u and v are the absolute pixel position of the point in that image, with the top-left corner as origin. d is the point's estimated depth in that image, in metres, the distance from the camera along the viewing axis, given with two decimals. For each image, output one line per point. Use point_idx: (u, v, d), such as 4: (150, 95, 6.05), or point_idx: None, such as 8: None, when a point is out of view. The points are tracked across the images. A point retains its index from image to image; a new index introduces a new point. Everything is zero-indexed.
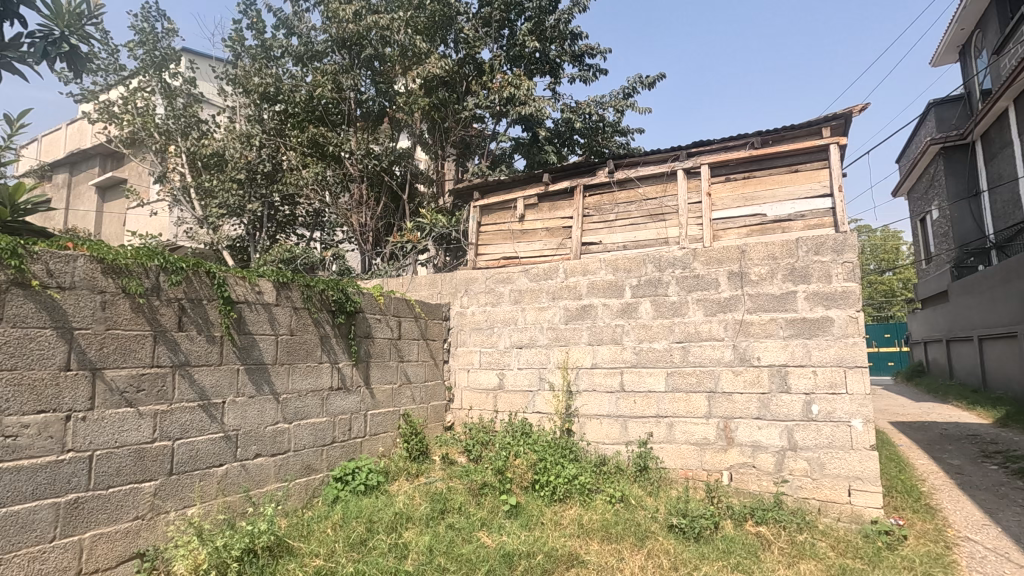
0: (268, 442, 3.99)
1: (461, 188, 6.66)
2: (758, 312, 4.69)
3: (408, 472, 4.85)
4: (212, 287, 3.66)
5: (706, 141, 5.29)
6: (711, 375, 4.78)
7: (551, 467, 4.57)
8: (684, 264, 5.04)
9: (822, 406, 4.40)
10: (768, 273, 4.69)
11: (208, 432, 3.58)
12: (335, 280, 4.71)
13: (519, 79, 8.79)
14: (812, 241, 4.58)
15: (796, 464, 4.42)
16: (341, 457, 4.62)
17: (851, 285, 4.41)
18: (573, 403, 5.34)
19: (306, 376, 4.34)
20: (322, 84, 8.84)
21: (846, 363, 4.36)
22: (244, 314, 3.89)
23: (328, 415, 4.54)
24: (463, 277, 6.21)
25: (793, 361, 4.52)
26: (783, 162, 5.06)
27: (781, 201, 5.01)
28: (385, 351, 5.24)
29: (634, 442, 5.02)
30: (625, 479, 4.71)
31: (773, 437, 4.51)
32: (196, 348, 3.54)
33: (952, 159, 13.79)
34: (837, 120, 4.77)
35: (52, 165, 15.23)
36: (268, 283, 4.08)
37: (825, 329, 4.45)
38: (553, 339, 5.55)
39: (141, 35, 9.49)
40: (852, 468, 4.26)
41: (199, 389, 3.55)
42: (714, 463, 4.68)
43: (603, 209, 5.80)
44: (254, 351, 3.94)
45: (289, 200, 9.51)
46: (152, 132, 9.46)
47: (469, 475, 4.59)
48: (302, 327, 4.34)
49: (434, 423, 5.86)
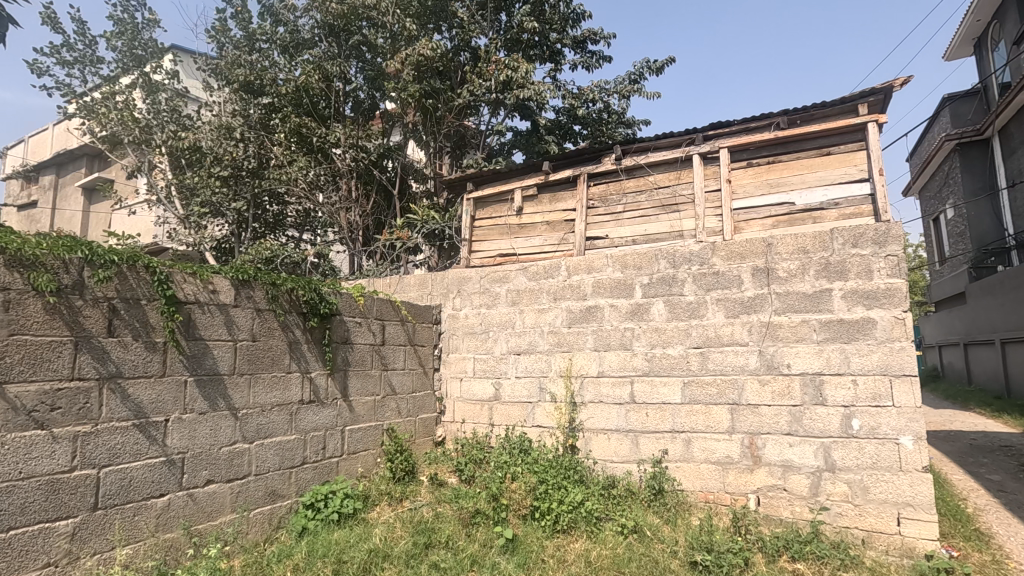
0: (223, 465, 3.41)
1: (453, 179, 6.10)
2: (788, 314, 4.13)
3: (391, 496, 4.25)
4: (153, 284, 3.10)
5: (725, 122, 4.73)
6: (734, 385, 4.22)
7: (554, 491, 3.98)
8: (701, 259, 4.49)
9: (864, 421, 3.83)
10: (799, 268, 4.13)
11: (145, 456, 3.01)
12: (307, 278, 4.15)
13: (517, 61, 8.18)
14: (849, 232, 4.03)
15: (834, 487, 3.85)
16: (313, 480, 4.05)
17: (895, 282, 3.84)
18: (577, 416, 4.78)
19: (270, 389, 3.78)
20: (308, 74, 8.33)
21: (892, 372, 3.79)
22: (193, 317, 3.32)
23: (297, 432, 3.96)
24: (454, 276, 5.65)
25: (829, 369, 3.95)
26: (812, 144, 4.49)
27: (811, 188, 4.43)
28: (366, 358, 4.68)
29: (647, 460, 4.44)
30: (637, 505, 4.12)
31: (807, 456, 3.94)
32: (131, 357, 2.98)
33: (969, 154, 13.19)
34: (877, 94, 4.20)
35: (40, 166, 14.73)
36: (225, 281, 3.53)
37: (865, 333, 3.88)
38: (554, 344, 4.98)
39: (119, 26, 8.97)
40: (901, 494, 3.68)
41: (135, 406, 2.99)
42: (739, 485, 4.11)
43: (610, 200, 5.23)
44: (206, 361, 3.38)
45: (275, 197, 9.01)
46: (130, 127, 8.87)
47: (460, 500, 4.02)
48: (267, 331, 3.79)
49: (423, 438, 5.29)
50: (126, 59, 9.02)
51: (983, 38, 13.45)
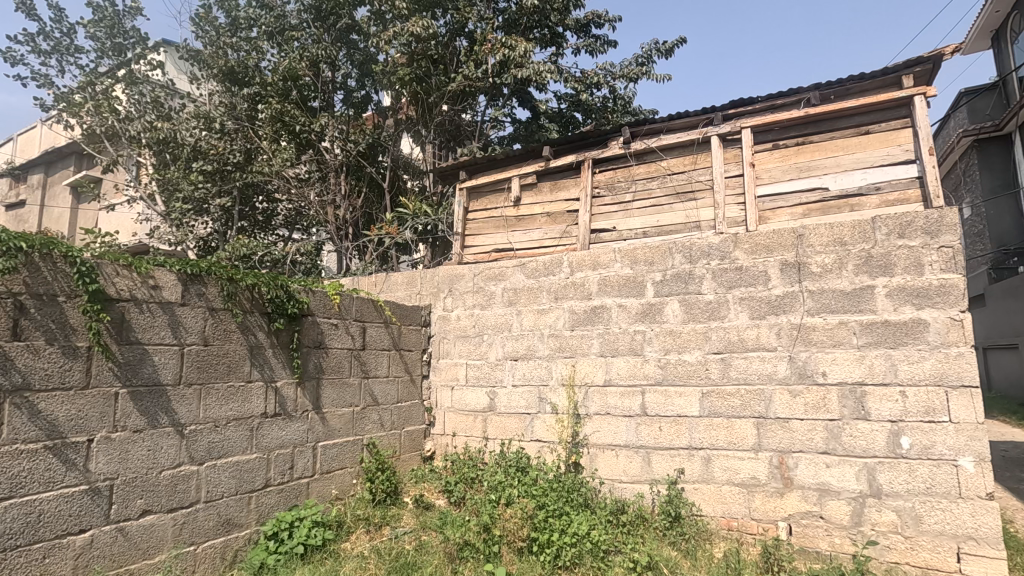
0: (163, 492, 2.90)
1: (446, 167, 5.57)
2: (822, 314, 3.60)
3: (369, 522, 3.72)
4: (73, 277, 2.58)
5: (748, 99, 4.21)
6: (761, 397, 3.69)
7: (555, 520, 3.43)
8: (722, 253, 3.97)
9: (915, 439, 3.29)
10: (836, 263, 3.61)
11: (60, 485, 2.49)
12: (274, 274, 3.62)
13: (514, 39, 7.63)
14: (895, 220, 3.51)
15: (881, 516, 3.32)
16: (277, 506, 3.52)
17: (950, 278, 3.32)
18: (582, 430, 4.25)
19: (225, 402, 3.26)
20: (293, 59, 7.88)
21: (947, 382, 3.26)
22: (128, 316, 2.80)
23: (259, 450, 3.44)
24: (446, 274, 5.13)
25: (872, 378, 3.42)
26: (847, 122, 3.97)
27: (847, 171, 3.91)
28: (344, 365, 4.16)
29: (661, 481, 3.91)
30: (651, 535, 3.57)
31: (848, 479, 3.42)
32: (42, 365, 2.46)
33: (988, 151, 12.52)
34: (924, 64, 3.68)
35: (27, 165, 14.17)
36: (170, 275, 3.02)
37: (916, 336, 3.35)
38: (555, 349, 4.45)
39: (98, 13, 8.24)
40: (960, 524, 3.15)
41: (47, 424, 2.47)
42: (767, 512, 3.58)
43: (617, 187, 4.72)
44: (144, 369, 2.86)
45: (260, 192, 8.50)
46: (107, 118, 8.34)
47: (447, 528, 3.49)
48: (222, 335, 3.27)
49: (409, 454, 4.76)
50: (105, 48, 8.37)
51: (1002, 32, 12.83)
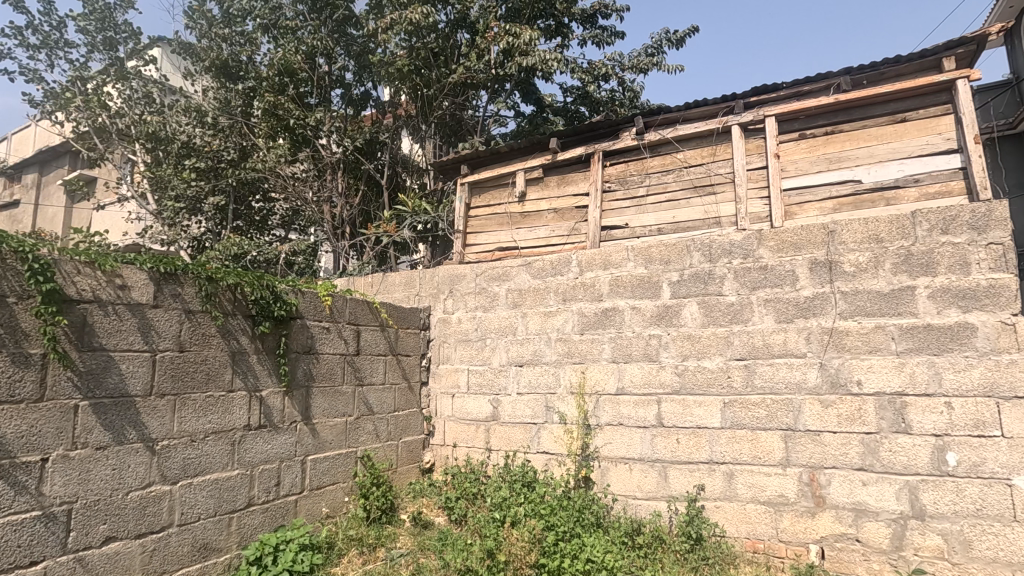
0: (131, 516, 2.60)
1: (446, 161, 5.27)
2: (857, 318, 3.30)
3: (363, 544, 3.41)
4: (24, 276, 2.28)
5: (772, 86, 3.92)
6: (789, 407, 3.38)
7: (567, 543, 3.11)
8: (745, 250, 3.68)
9: (962, 455, 2.99)
10: (871, 261, 3.31)
11: (7, 512, 2.19)
12: (259, 272, 3.32)
13: (518, 27, 7.37)
14: (938, 214, 3.21)
15: (925, 540, 3.01)
16: (261, 527, 3.22)
17: (1001, 277, 3.02)
18: (592, 442, 3.95)
19: (203, 414, 2.96)
20: (287, 51, 7.58)
21: (998, 393, 2.96)
22: (91, 319, 2.50)
23: (241, 467, 3.14)
24: (447, 274, 4.83)
25: (913, 388, 3.12)
26: (880, 110, 3.68)
27: (880, 163, 3.62)
28: (336, 372, 3.86)
29: (679, 498, 3.60)
30: (670, 560, 3.26)
31: (887, 499, 3.11)
32: None
33: None
34: (966, 45, 3.40)
35: (19, 164, 13.83)
36: (141, 274, 2.72)
37: (963, 342, 3.05)
38: (563, 354, 4.15)
39: (88, 6, 7.88)
40: (1015, 551, 2.85)
41: None
42: (797, 534, 3.28)
43: (630, 181, 4.42)
44: (110, 379, 2.56)
45: (255, 190, 8.21)
46: (96, 114, 8.03)
47: (447, 553, 3.19)
48: (200, 340, 2.98)
49: (407, 467, 4.46)
50: (95, 42, 8.02)
51: None
